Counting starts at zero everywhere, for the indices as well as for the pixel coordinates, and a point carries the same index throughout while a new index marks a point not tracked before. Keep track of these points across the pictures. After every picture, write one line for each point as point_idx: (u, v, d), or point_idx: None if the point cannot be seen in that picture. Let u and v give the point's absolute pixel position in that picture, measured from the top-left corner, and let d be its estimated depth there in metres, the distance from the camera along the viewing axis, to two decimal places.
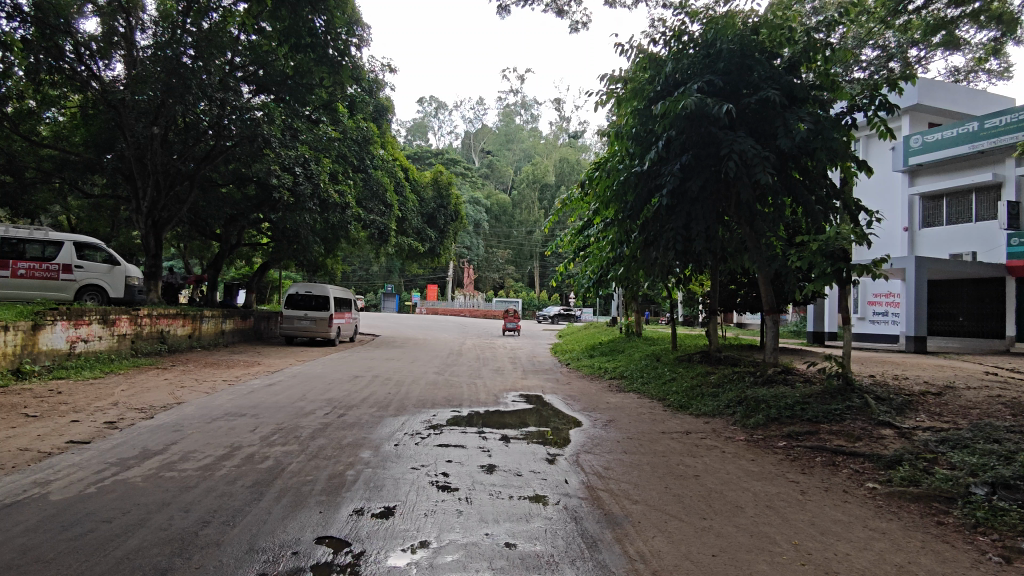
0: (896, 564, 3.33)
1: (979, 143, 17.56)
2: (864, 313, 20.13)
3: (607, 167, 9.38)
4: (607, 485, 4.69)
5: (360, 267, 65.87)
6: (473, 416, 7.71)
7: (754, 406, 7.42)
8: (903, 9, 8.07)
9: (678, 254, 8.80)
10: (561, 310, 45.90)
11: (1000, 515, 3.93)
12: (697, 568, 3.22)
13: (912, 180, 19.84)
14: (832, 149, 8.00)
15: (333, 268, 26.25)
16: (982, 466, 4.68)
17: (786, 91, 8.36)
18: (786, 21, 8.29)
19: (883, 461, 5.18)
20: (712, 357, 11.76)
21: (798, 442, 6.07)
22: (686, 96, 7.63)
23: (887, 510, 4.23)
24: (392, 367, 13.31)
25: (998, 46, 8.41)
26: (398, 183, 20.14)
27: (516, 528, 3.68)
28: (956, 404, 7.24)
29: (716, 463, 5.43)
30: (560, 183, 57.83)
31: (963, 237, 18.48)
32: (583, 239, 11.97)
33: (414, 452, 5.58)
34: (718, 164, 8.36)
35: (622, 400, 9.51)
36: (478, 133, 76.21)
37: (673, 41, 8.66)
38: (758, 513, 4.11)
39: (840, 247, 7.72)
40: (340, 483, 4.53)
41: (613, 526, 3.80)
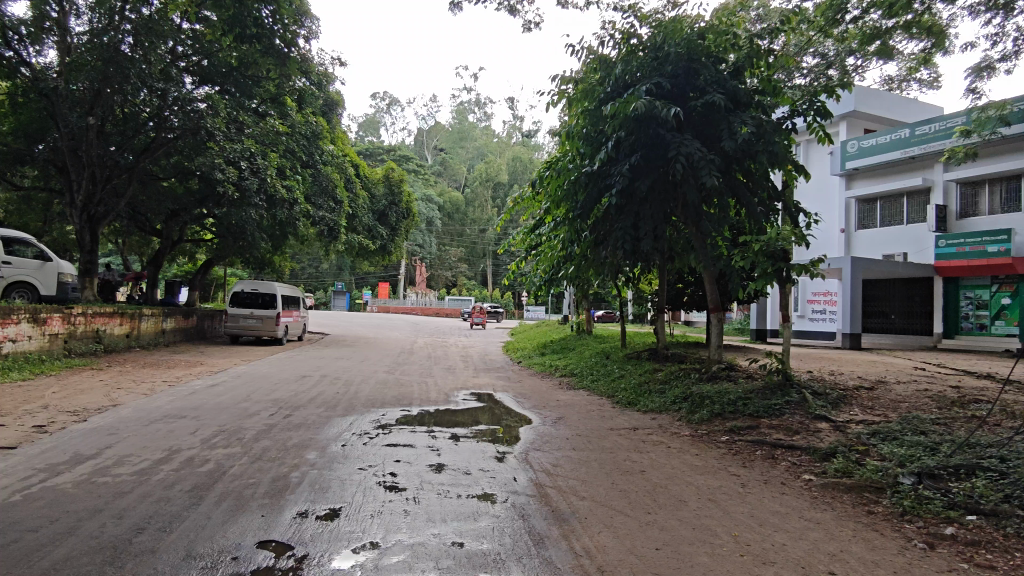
0: (829, 553, 3.46)
1: (910, 149, 18.40)
2: (804, 312, 20.89)
3: (558, 166, 9.44)
4: (556, 482, 4.73)
5: (310, 265, 64.59)
6: (424, 416, 7.64)
7: (699, 402, 7.59)
8: (841, 18, 8.44)
9: (627, 253, 8.94)
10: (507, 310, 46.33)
11: (925, 503, 4.14)
12: (641, 563, 3.27)
13: (849, 183, 20.69)
14: (773, 153, 8.28)
15: (281, 266, 25.64)
16: (909, 457, 4.93)
17: (731, 96, 8.55)
18: (730, 27, 8.54)
19: (819, 453, 5.39)
20: (661, 354, 11.98)
21: (740, 436, 6.26)
22: (635, 98, 7.74)
23: (822, 501, 4.40)
24: (342, 367, 13.05)
25: (928, 56, 8.85)
26: (349, 179, 19.78)
27: (464, 527, 3.67)
28: (887, 398, 7.58)
29: (661, 459, 5.54)
30: (513, 183, 59.39)
31: (896, 239, 19.37)
32: (535, 238, 12.02)
33: (361, 453, 5.50)
34: (666, 166, 8.54)
35: (573, 397, 9.61)
36: (432, 130, 75.48)
37: (622, 43, 8.79)
38: (700, 507, 4.21)
39: (781, 248, 7.99)
40: (285, 485, 4.44)
41: (559, 523, 3.83)
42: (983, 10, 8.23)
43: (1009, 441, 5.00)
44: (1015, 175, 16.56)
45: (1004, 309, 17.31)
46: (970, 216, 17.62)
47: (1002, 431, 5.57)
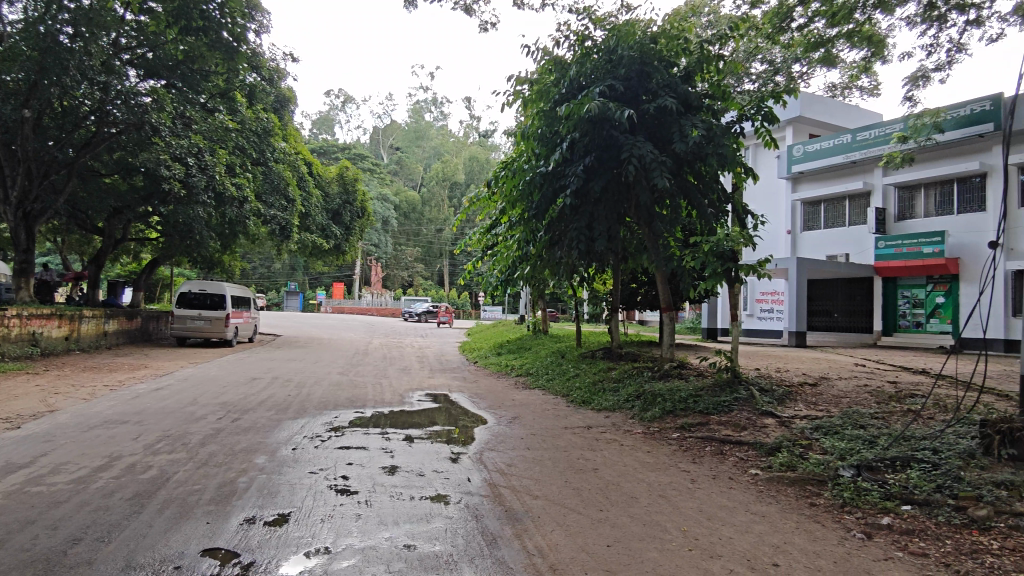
0: (773, 545, 3.57)
1: (851, 153, 19.09)
2: (753, 311, 21.46)
3: (513, 166, 9.44)
4: (509, 481, 4.74)
5: (262, 265, 63.08)
6: (379, 417, 7.55)
7: (651, 400, 7.72)
8: (786, 26, 8.72)
9: (581, 253, 9.03)
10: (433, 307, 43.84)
11: (864, 495, 4.31)
12: (591, 560, 3.30)
13: (795, 186, 21.36)
14: (722, 156, 8.48)
15: (232, 266, 24.96)
16: (849, 450, 5.12)
17: (682, 99, 8.72)
18: (682, 32, 8.70)
19: (765, 448, 5.54)
20: (615, 353, 12.12)
21: (690, 433, 6.39)
22: (589, 100, 7.82)
23: (767, 494, 4.53)
24: (293, 369, 12.78)
25: (868, 65, 9.20)
26: (301, 177, 19.37)
27: (416, 529, 3.64)
28: (830, 394, 7.85)
29: (614, 456, 5.61)
30: (469, 182, 59.29)
31: (839, 240, 20.09)
32: (491, 238, 11.99)
33: (312, 456, 5.40)
34: (619, 166, 8.65)
35: (528, 396, 9.66)
36: (387, 129, 74.62)
37: (577, 45, 8.87)
38: (651, 503, 4.28)
39: (730, 248, 8.18)
40: (231, 491, 4.31)
41: (513, 522, 3.84)
42: (919, 21, 8.60)
43: (941, 433, 5.25)
44: (949, 180, 17.37)
45: (939, 308, 17.98)
46: (907, 219, 18.38)
47: (934, 424, 5.84)
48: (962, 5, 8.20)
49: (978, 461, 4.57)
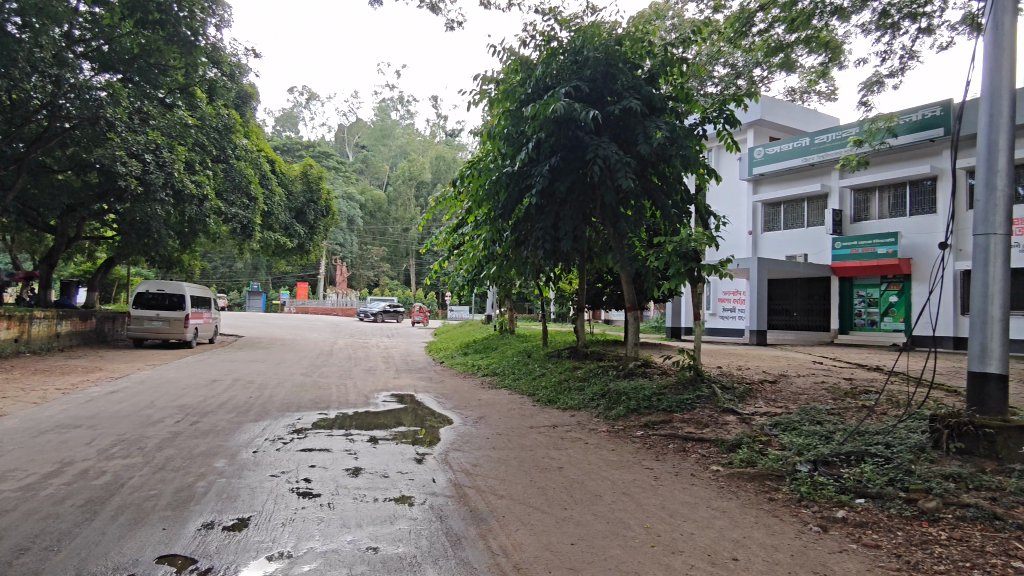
0: (733, 540, 3.63)
1: (810, 156, 19.56)
2: (715, 310, 21.85)
3: (479, 165, 9.42)
4: (474, 481, 4.74)
5: (223, 264, 61.62)
6: (343, 418, 7.47)
7: (616, 398, 7.81)
8: (747, 31, 8.90)
9: (547, 253, 9.07)
10: (390, 306, 42.94)
11: (820, 489, 4.42)
12: (555, 558, 3.32)
13: (756, 188, 21.80)
14: (685, 157, 8.63)
15: (191, 265, 24.33)
16: (806, 446, 5.25)
17: (646, 100, 8.83)
18: (646, 35, 8.80)
19: (726, 445, 5.64)
20: (580, 353, 12.20)
21: (654, 431, 6.47)
22: (555, 100, 7.87)
23: (728, 490, 4.62)
24: (256, 370, 12.54)
25: (825, 70, 9.45)
26: (264, 175, 19.01)
27: (379, 531, 3.61)
28: (789, 391, 8.03)
29: (579, 455, 5.64)
30: (436, 182, 58.99)
31: (798, 241, 20.58)
32: (458, 238, 11.93)
33: (274, 459, 5.31)
34: (585, 167, 8.72)
35: (494, 396, 9.66)
36: (353, 127, 73.70)
37: (543, 45, 8.90)
38: (615, 500, 4.32)
39: (692, 249, 8.31)
40: (189, 496, 4.20)
41: (477, 522, 3.83)
42: (874, 29, 8.86)
43: (892, 428, 5.42)
44: (902, 183, 17.96)
45: (892, 307, 18.55)
46: (863, 220, 18.93)
47: (887, 419, 6.04)
48: (914, 14, 8.48)
49: (928, 455, 4.73)
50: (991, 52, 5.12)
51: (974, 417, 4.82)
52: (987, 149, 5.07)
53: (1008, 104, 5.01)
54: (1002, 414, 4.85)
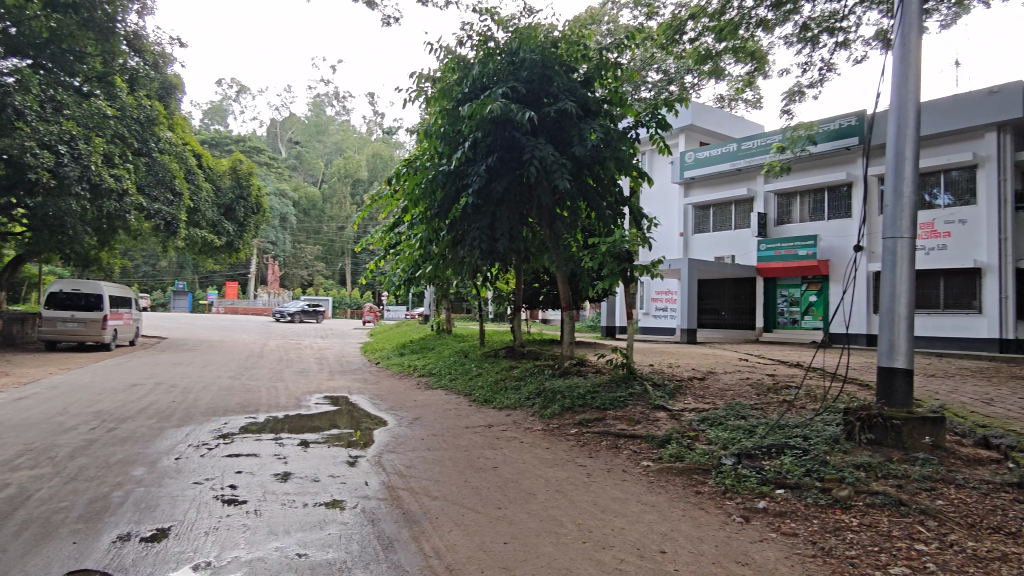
0: (661, 533, 3.74)
1: (738, 161, 20.30)
2: (648, 309, 22.40)
3: (415, 164, 9.31)
4: (408, 483, 4.68)
5: (145, 263, 58.61)
6: (273, 422, 7.25)
7: (551, 397, 7.89)
8: (678, 38, 9.15)
9: (483, 253, 9.06)
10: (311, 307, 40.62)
11: (743, 481, 4.60)
12: (488, 558, 3.31)
13: (686, 191, 22.47)
14: (619, 159, 8.83)
15: (110, 263, 23.09)
16: (731, 440, 5.44)
17: (581, 103, 8.96)
18: (581, 39, 8.93)
19: (656, 441, 5.78)
20: (517, 352, 12.27)
21: (587, 428, 6.58)
22: (491, 100, 7.91)
23: (657, 485, 4.75)
24: (180, 373, 11.98)
25: (751, 79, 9.84)
26: (189, 170, 18.20)
27: (308, 537, 3.52)
28: (717, 387, 8.31)
29: (513, 454, 5.67)
30: (372, 179, 58.01)
31: (725, 243, 21.34)
32: (393, 237, 11.76)
33: (198, 466, 5.09)
34: (521, 167, 8.77)
35: (430, 397, 9.57)
36: (286, 121, 71.53)
37: (480, 45, 8.90)
38: (548, 498, 4.37)
39: (626, 249, 8.49)
40: (103, 507, 3.98)
41: (410, 525, 3.79)
42: (795, 42, 9.29)
43: (810, 421, 5.70)
44: (821, 189, 18.92)
45: (812, 306, 19.51)
46: (785, 224, 19.83)
47: (806, 412, 6.35)
48: (831, 29, 8.95)
49: (841, 446, 5.00)
50: (899, 68, 5.46)
51: (883, 410, 5.14)
52: (895, 158, 5.39)
53: (914, 117, 5.35)
54: (908, 406, 5.17)
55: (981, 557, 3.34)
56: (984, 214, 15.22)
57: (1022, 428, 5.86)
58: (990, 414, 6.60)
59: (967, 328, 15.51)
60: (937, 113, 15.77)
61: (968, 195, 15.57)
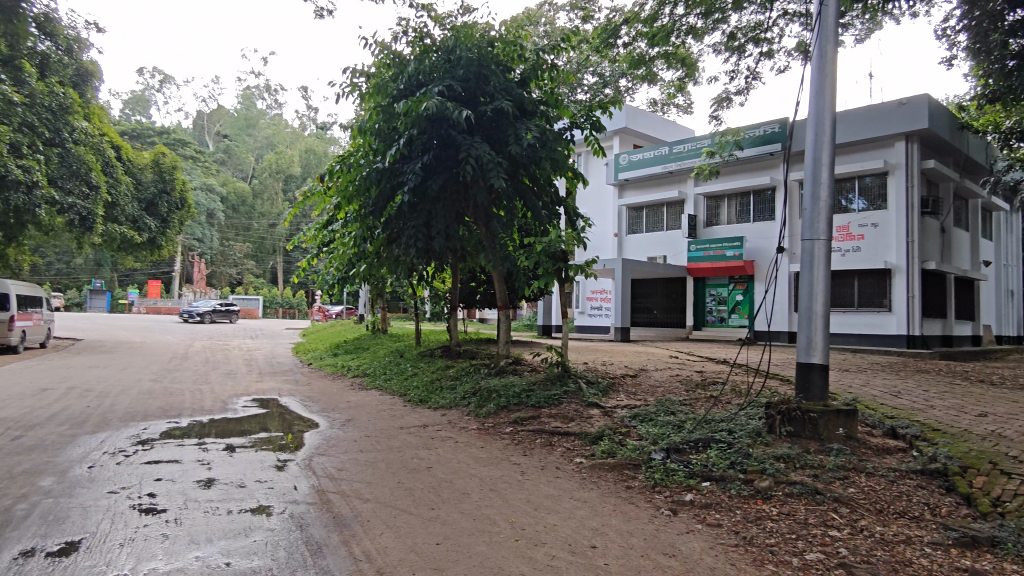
0: (592, 529, 3.79)
1: (669, 164, 20.85)
2: (583, 308, 22.72)
3: (349, 160, 9.09)
4: (338, 486, 4.59)
5: (58, 260, 54.99)
6: (196, 426, 6.95)
7: (486, 395, 7.89)
8: (613, 42, 9.31)
9: (419, 251, 8.97)
10: (220, 305, 37.07)
11: (671, 474, 4.73)
12: (420, 560, 3.28)
13: (620, 192, 22.93)
14: (555, 160, 8.94)
15: (17, 260, 21.52)
16: (660, 435, 5.59)
17: (517, 103, 8.99)
18: (518, 39, 8.98)
19: (589, 437, 5.87)
20: (453, 352, 12.21)
21: (522, 427, 6.61)
22: (427, 98, 7.85)
23: (589, 480, 4.83)
24: (95, 376, 11.31)
25: (681, 85, 10.14)
26: (107, 162, 17.21)
27: (232, 545, 3.39)
28: (648, 384, 8.53)
29: (448, 454, 5.64)
30: (305, 175, 56.41)
31: (657, 243, 21.91)
32: (327, 234, 11.44)
33: (113, 474, 4.81)
34: (457, 166, 8.75)
35: (364, 397, 9.40)
36: (214, 114, 68.74)
37: (415, 42, 8.81)
38: (482, 497, 4.36)
39: (561, 249, 8.58)
40: (4, 521, 3.70)
41: (340, 529, 3.71)
42: (723, 50, 9.62)
43: (734, 416, 5.92)
44: (747, 192, 19.72)
45: (738, 305, 20.30)
46: (714, 225, 20.55)
47: (730, 407, 6.59)
48: (756, 39, 9.32)
49: (763, 439, 5.21)
50: (817, 77, 5.73)
51: (801, 403, 5.40)
52: (813, 164, 5.66)
53: (830, 124, 5.64)
54: (823, 399, 5.46)
55: (888, 540, 3.57)
56: (894, 218, 16.20)
57: (925, 418, 6.28)
58: (897, 406, 7.04)
59: (878, 326, 16.48)
60: (852, 122, 16.68)
61: (880, 201, 16.55)
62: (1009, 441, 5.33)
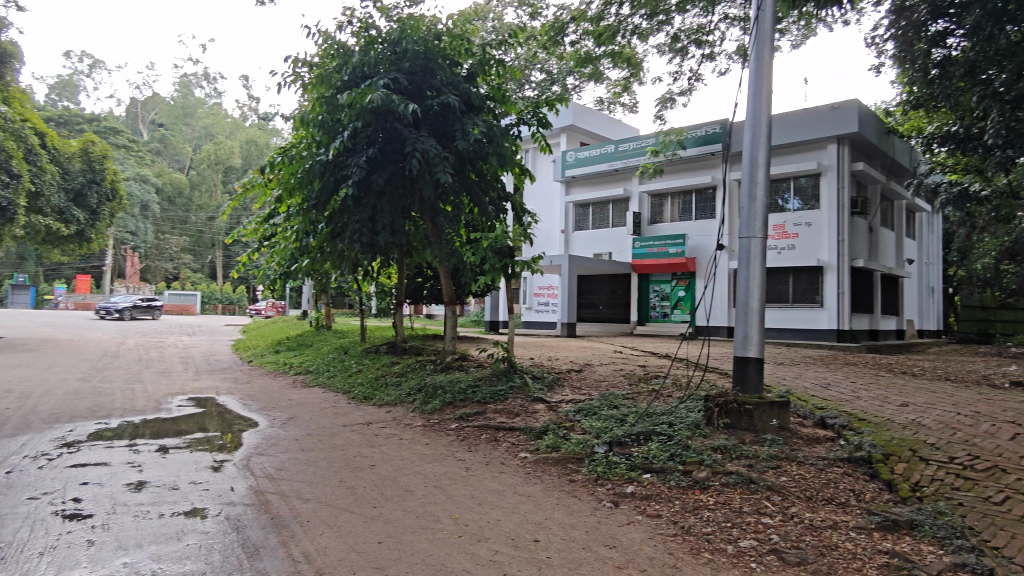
0: (535, 523, 3.82)
1: (615, 162, 21.12)
2: (530, 304, 22.84)
3: (291, 153, 8.85)
4: (278, 486, 4.47)
5: None
6: (128, 427, 6.65)
7: (432, 392, 7.84)
8: (560, 40, 9.37)
9: (364, 246, 8.82)
10: (145, 301, 35.02)
11: (613, 467, 4.81)
12: (361, 560, 3.23)
13: (567, 190, 23.11)
14: (502, 155, 8.93)
15: None
16: (604, 429, 5.67)
17: (464, 98, 8.95)
18: (465, 34, 8.93)
19: (534, 432, 5.90)
20: (399, 348, 12.07)
21: (467, 423, 6.60)
22: (372, 90, 7.73)
23: (533, 475, 4.86)
24: (16, 376, 10.68)
25: (627, 84, 10.30)
26: (30, 150, 16.15)
27: (163, 550, 3.26)
28: (592, 379, 8.65)
29: (392, 451, 5.58)
30: (247, 167, 54.65)
31: (603, 240, 22.21)
32: (268, 228, 11.10)
33: (33, 479, 4.56)
34: (402, 160, 8.66)
35: (306, 395, 9.19)
36: (148, 102, 65.82)
37: (361, 32, 8.64)
38: (425, 495, 4.33)
39: (507, 245, 8.58)
40: None
41: (279, 530, 3.62)
42: (667, 51, 9.81)
43: (675, 409, 6.06)
44: (689, 191, 20.20)
45: (680, 301, 20.78)
46: (657, 223, 20.97)
47: (671, 400, 6.75)
48: (699, 41, 9.54)
49: (702, 431, 5.36)
50: (756, 80, 5.91)
51: (738, 395, 5.58)
52: (750, 164, 5.84)
53: (766, 126, 5.83)
54: (758, 391, 5.65)
55: (816, 526, 3.73)
56: (826, 218, 16.91)
57: (852, 408, 6.59)
58: (827, 397, 7.36)
59: (811, 321, 17.19)
60: (788, 124, 17.29)
61: (813, 201, 17.23)
62: (927, 429, 5.65)
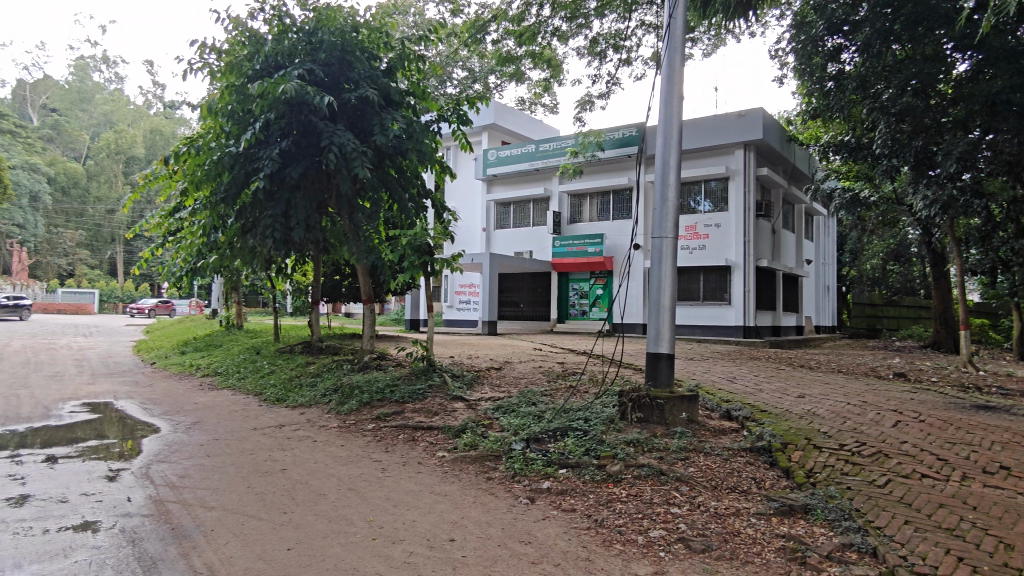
0: (452, 522, 3.80)
1: (535, 162, 21.32)
2: (451, 302, 22.71)
3: (198, 143, 8.38)
4: (179, 494, 4.23)
5: None
6: (10, 436, 6.09)
7: (348, 392, 7.66)
8: (481, 37, 9.34)
9: (276, 242, 8.48)
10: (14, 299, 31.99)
11: (530, 463, 4.86)
12: (268, 568, 3.11)
13: (488, 188, 23.14)
14: (421, 151, 8.81)
15: None
16: (522, 426, 5.71)
17: (383, 92, 8.78)
18: (384, 27, 8.77)
19: (452, 431, 5.87)
20: (314, 347, 11.71)
21: (385, 423, 6.50)
22: (285, 80, 7.43)
23: (450, 474, 4.83)
24: None
25: (547, 84, 10.42)
26: None
27: (46, 569, 3.01)
28: (511, 376, 8.68)
29: (305, 454, 5.40)
30: (151, 157, 51.48)
31: (524, 238, 22.39)
32: (172, 223, 10.50)
33: None
34: (318, 153, 8.42)
35: (213, 398, 8.74)
36: (38, 84, 60.73)
37: (274, 20, 8.32)
38: (339, 498, 4.22)
39: (426, 242, 8.46)
40: None
41: (179, 541, 3.43)
42: (586, 54, 9.99)
43: (591, 404, 6.20)
44: (607, 191, 20.71)
45: (598, 298, 21.26)
46: (576, 223, 21.37)
47: (587, 396, 6.90)
48: (616, 46, 9.78)
49: (616, 425, 5.50)
50: (668, 85, 6.10)
51: (650, 390, 5.76)
52: (662, 166, 6.03)
53: (677, 131, 6.04)
54: (669, 386, 5.86)
55: (720, 514, 3.90)
56: (734, 220, 17.75)
57: (755, 401, 6.95)
58: (733, 390, 7.73)
59: (720, 318, 18.01)
60: (699, 129, 17.99)
61: (722, 203, 18.06)
62: (821, 418, 6.03)
